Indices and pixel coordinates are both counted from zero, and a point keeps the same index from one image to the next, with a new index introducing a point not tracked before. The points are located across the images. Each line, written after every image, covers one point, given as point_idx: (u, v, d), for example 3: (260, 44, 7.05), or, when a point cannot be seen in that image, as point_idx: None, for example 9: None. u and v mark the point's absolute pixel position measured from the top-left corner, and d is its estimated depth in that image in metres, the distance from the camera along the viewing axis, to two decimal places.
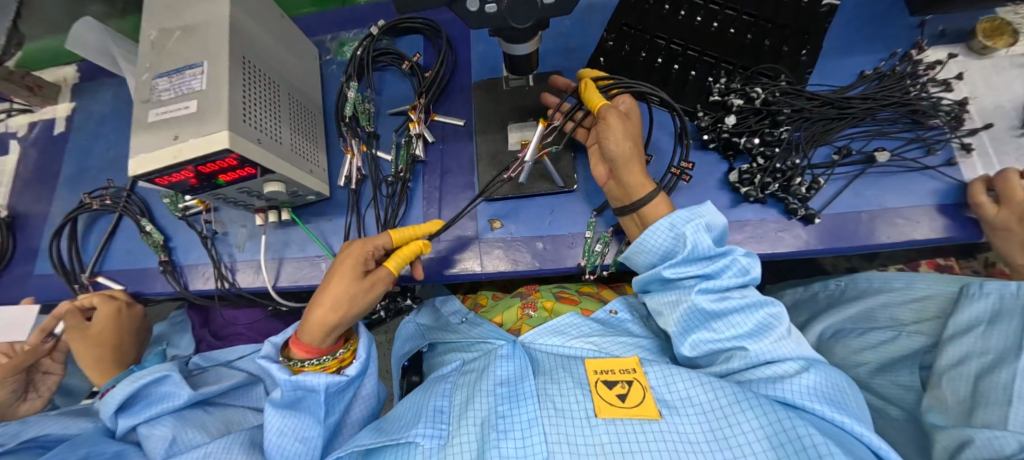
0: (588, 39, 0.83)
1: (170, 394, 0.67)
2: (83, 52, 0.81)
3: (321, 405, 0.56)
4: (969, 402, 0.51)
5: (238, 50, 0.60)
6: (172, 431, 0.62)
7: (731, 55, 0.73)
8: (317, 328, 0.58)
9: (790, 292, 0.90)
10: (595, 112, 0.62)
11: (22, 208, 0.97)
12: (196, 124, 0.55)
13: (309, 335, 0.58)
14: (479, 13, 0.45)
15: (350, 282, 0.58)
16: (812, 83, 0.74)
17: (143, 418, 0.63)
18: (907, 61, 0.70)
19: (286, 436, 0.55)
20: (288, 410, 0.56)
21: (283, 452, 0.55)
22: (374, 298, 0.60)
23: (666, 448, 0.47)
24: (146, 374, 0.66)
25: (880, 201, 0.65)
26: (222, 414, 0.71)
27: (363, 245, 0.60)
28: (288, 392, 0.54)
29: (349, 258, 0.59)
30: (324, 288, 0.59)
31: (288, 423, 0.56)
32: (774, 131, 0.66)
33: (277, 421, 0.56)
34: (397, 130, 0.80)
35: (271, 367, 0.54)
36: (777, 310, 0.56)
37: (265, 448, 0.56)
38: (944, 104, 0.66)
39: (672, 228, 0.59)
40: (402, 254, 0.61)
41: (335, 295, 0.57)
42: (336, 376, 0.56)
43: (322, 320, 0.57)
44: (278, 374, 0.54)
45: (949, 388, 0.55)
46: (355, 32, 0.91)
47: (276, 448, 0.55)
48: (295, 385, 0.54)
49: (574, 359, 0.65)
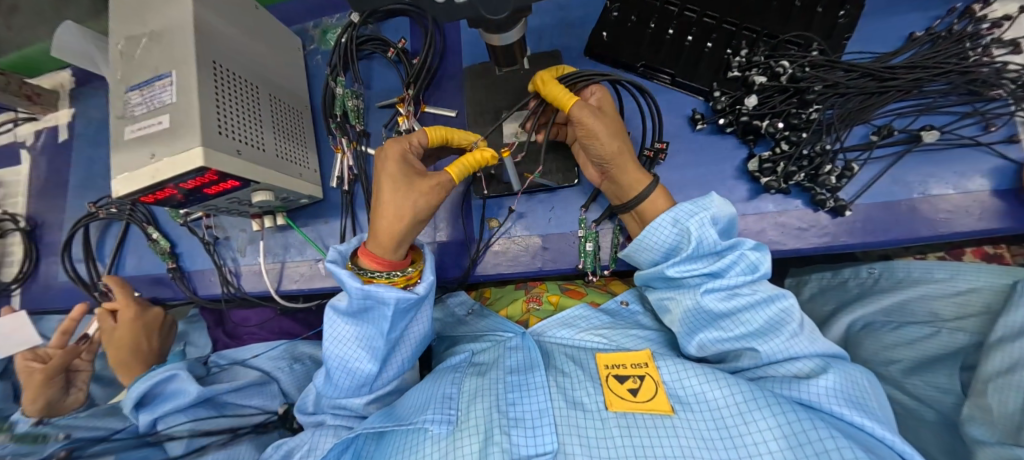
0: (590, 10, 0.74)
1: (182, 390, 0.68)
2: (68, 58, 0.79)
3: (386, 319, 0.51)
4: (1019, 417, 0.47)
5: (207, 54, 0.56)
6: (189, 433, 0.66)
7: (753, 20, 0.64)
8: (387, 239, 0.52)
9: (815, 278, 0.86)
10: (566, 114, 0.52)
11: (41, 218, 1.00)
12: (170, 141, 0.52)
13: (380, 248, 0.53)
14: (448, 4, 0.39)
15: (403, 189, 0.50)
16: (848, 50, 0.65)
17: (160, 413, 0.66)
18: (969, 17, 0.59)
19: (344, 347, 0.54)
20: (353, 325, 0.54)
21: (346, 360, 0.55)
22: (436, 200, 0.52)
23: (680, 447, 0.45)
24: (157, 373, 0.67)
25: (924, 188, 0.57)
26: (237, 414, 0.73)
27: (401, 143, 0.53)
28: (361, 302, 0.50)
29: (389, 159, 0.51)
30: (379, 200, 0.51)
31: (354, 332, 0.54)
32: (803, 112, 0.58)
33: (343, 329, 0.54)
34: (387, 125, 0.76)
35: (336, 270, 0.49)
36: (787, 302, 0.50)
37: (327, 353, 0.55)
38: (1011, 70, 0.55)
39: (676, 223, 0.54)
40: (465, 160, 0.52)
41: (394, 204, 0.50)
42: (408, 291, 0.49)
43: (390, 231, 0.50)
44: (347, 282, 0.48)
45: (994, 398, 0.50)
46: (339, 17, 0.85)
47: (338, 357, 0.55)
48: (367, 295, 0.49)
49: (584, 352, 0.62)
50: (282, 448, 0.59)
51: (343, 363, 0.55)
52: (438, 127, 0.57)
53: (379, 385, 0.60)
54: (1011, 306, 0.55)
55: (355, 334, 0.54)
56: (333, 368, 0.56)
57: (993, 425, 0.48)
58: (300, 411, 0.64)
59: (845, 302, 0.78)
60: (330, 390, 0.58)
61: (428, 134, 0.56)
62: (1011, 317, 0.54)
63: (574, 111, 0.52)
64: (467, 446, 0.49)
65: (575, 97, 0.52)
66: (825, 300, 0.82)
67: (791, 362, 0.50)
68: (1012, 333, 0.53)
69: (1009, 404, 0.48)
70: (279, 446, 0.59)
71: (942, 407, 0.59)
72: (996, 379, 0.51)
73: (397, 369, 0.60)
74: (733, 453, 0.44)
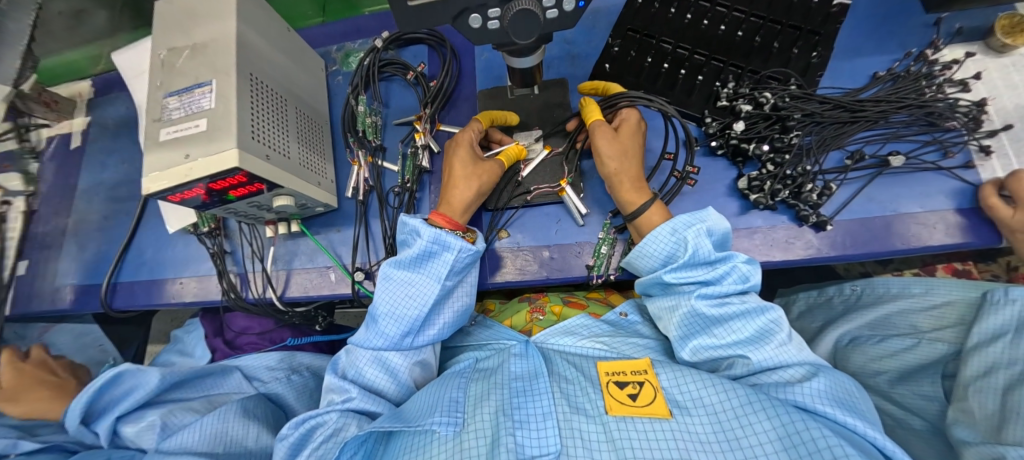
0: (594, 45, 0.83)
1: (132, 387, 0.71)
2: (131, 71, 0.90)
3: (447, 266, 0.61)
4: (997, 416, 0.50)
5: (245, 67, 0.61)
6: (159, 416, 0.69)
7: (739, 58, 0.72)
8: (458, 206, 0.65)
9: (804, 297, 0.90)
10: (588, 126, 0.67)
11: (40, 225, 0.99)
12: (206, 143, 0.56)
13: (449, 210, 0.65)
14: (482, 30, 0.46)
15: (465, 167, 0.66)
16: (823, 85, 0.72)
17: (115, 416, 0.69)
18: (923, 60, 0.68)
19: (399, 293, 0.62)
20: (410, 275, 0.63)
21: (396, 308, 0.62)
22: (493, 179, 0.68)
23: (676, 449, 0.47)
24: (94, 382, 0.69)
25: (895, 206, 0.64)
26: (208, 397, 0.78)
27: (466, 136, 0.68)
28: (426, 245, 0.61)
29: (459, 147, 0.67)
30: (452, 179, 0.66)
31: (409, 279, 0.63)
32: (784, 137, 0.65)
33: (399, 276, 0.63)
34: (403, 140, 0.81)
35: (413, 220, 0.62)
36: (775, 314, 0.54)
37: (379, 299, 0.63)
38: (962, 105, 0.64)
39: (674, 232, 0.59)
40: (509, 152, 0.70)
41: (461, 180, 0.66)
42: (470, 243, 0.61)
43: (460, 201, 0.65)
44: (421, 228, 0.60)
45: (975, 400, 0.54)
46: (360, 43, 0.92)
47: (390, 304, 0.62)
48: (435, 239, 0.60)
49: (587, 360, 0.63)
50: (303, 426, 0.58)
51: (394, 309, 0.62)
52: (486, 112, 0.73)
53: (418, 345, 0.65)
54: (982, 317, 0.59)
55: (412, 283, 0.62)
56: (382, 316, 0.63)
57: (975, 425, 0.52)
58: (331, 372, 0.64)
59: (832, 317, 0.82)
60: (372, 343, 0.64)
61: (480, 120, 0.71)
62: (983, 326, 0.59)
63: (594, 125, 0.66)
64: (472, 447, 0.51)
65: (599, 116, 0.66)
66: (813, 317, 0.86)
67: (783, 369, 0.51)
68: (986, 341, 0.57)
69: (989, 405, 0.52)
70: (299, 424, 0.58)
71: (929, 415, 0.62)
72: (975, 382, 0.55)
73: (438, 332, 0.65)
74: (729, 455, 0.45)
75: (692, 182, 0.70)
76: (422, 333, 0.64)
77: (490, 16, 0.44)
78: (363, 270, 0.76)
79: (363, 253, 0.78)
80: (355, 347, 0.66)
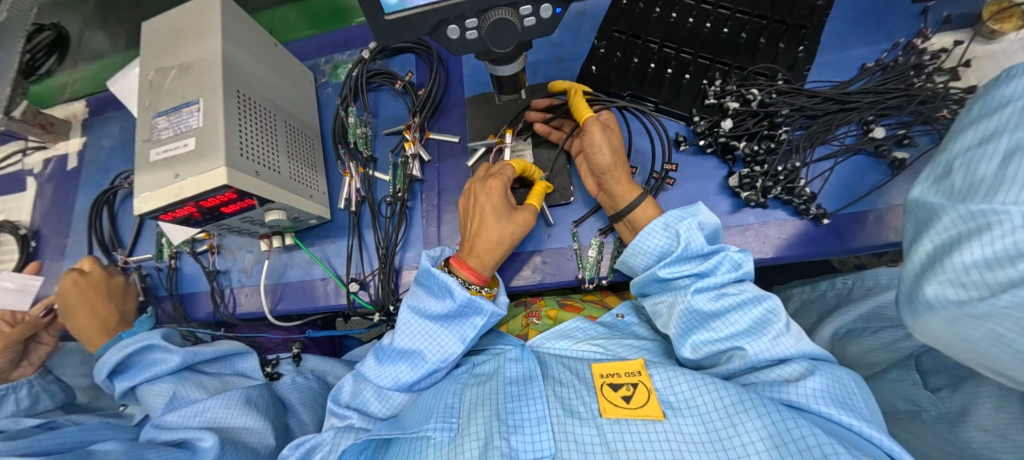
0: (580, 47, 0.83)
1: (159, 358, 0.72)
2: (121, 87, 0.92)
3: (474, 328, 0.61)
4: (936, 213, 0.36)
5: (232, 84, 0.61)
6: (171, 388, 0.69)
7: (725, 56, 0.71)
8: (488, 258, 0.63)
9: (799, 292, 0.89)
10: (581, 124, 0.65)
11: (42, 248, 1.00)
12: (193, 162, 0.56)
13: (478, 263, 0.63)
14: (461, 40, 0.47)
15: (501, 216, 0.63)
16: (811, 79, 0.72)
17: (138, 380, 0.70)
18: (911, 50, 0.67)
19: (421, 341, 0.62)
20: (433, 326, 0.62)
21: (413, 352, 0.62)
22: (524, 227, 0.65)
23: (669, 450, 0.46)
24: (131, 343, 0.71)
25: (886, 199, 0.63)
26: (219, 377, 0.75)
27: (501, 178, 0.64)
28: (456, 306, 0.60)
29: (497, 194, 0.63)
30: (483, 224, 0.63)
31: (433, 329, 0.62)
32: (774, 133, 0.64)
33: (421, 324, 0.62)
34: (393, 150, 0.81)
35: (444, 276, 0.59)
36: (772, 303, 0.53)
37: (397, 342, 0.62)
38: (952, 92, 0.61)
39: (667, 228, 0.59)
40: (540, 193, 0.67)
41: (500, 228, 0.62)
42: (500, 308, 0.61)
43: (493, 255, 0.63)
44: (455, 290, 0.58)
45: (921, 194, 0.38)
46: (349, 54, 0.93)
47: (408, 350, 0.62)
48: (467, 303, 0.59)
49: (582, 363, 0.62)
50: (302, 447, 0.60)
51: (414, 354, 0.62)
52: (520, 159, 0.69)
53: (428, 386, 0.65)
54: (999, 80, 0.35)
55: (434, 335, 0.62)
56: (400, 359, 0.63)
57: (933, 196, 0.36)
58: (333, 400, 0.65)
59: (827, 311, 0.81)
60: (379, 380, 0.64)
61: (515, 167, 0.67)
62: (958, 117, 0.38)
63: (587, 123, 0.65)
64: (468, 451, 0.50)
65: (592, 113, 0.65)
66: (810, 312, 0.85)
67: (782, 365, 0.50)
68: (987, 114, 0.34)
69: (979, 174, 0.31)
70: (298, 446, 0.60)
71: (909, 396, 0.61)
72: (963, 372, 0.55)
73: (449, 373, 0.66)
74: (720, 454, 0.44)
75: (671, 180, 0.70)
76: (435, 376, 0.65)
77: (468, 26, 0.45)
78: (358, 280, 0.77)
79: (357, 263, 0.79)
80: (360, 376, 0.66)
